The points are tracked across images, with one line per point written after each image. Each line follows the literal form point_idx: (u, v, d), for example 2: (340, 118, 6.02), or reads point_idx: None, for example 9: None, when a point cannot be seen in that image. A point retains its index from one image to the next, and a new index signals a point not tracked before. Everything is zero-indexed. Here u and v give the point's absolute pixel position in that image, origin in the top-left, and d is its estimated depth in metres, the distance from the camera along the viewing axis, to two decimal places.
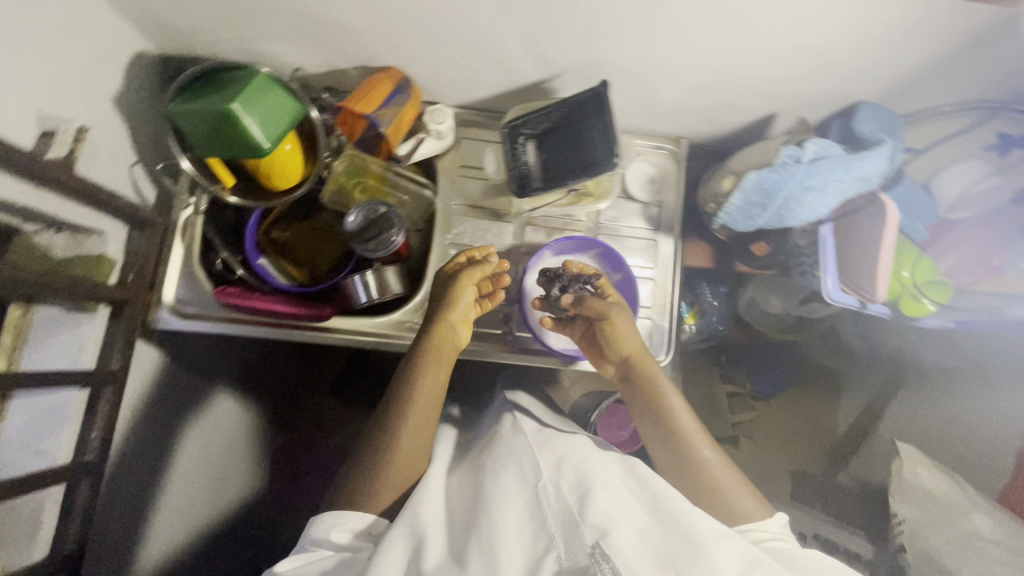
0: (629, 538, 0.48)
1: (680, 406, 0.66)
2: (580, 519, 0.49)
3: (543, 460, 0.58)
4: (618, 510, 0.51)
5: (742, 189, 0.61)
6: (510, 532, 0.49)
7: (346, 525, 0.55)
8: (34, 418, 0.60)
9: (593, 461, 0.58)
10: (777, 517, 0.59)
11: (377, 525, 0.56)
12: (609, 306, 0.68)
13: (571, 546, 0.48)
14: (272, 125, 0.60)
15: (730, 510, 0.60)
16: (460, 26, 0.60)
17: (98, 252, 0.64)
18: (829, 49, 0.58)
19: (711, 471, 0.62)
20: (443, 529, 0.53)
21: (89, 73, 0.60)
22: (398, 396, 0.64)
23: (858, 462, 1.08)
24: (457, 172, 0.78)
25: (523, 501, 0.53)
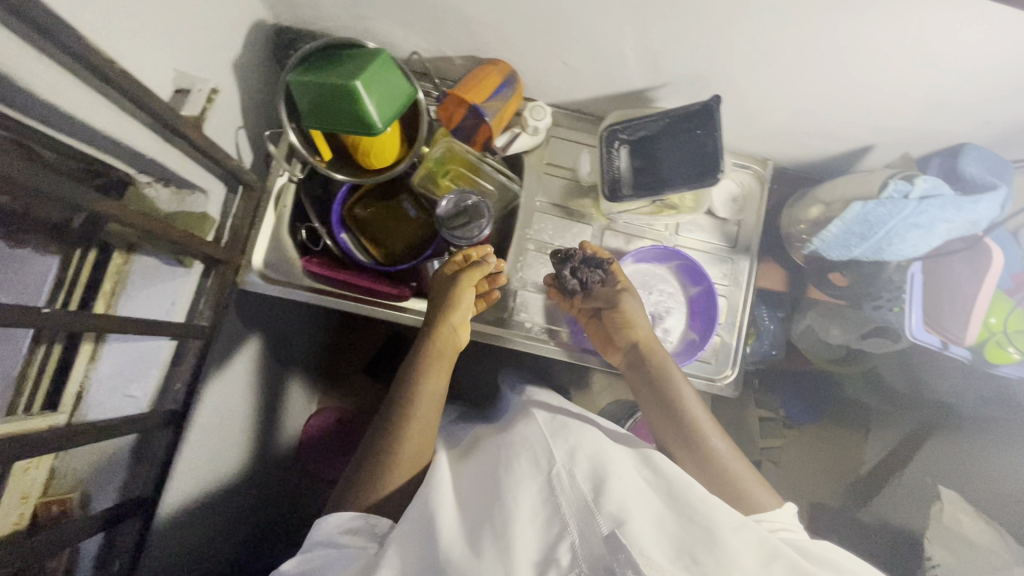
0: (647, 527, 0.46)
1: (691, 395, 0.66)
2: (595, 507, 0.47)
3: (557, 449, 0.55)
4: (636, 502, 0.49)
5: (843, 219, 0.61)
6: (523, 516, 0.48)
7: (346, 524, 0.55)
8: (124, 362, 0.63)
9: (606, 452, 0.56)
10: (789, 509, 0.59)
11: (384, 528, 0.55)
12: (620, 293, 0.69)
13: (586, 534, 0.45)
14: (385, 108, 0.61)
15: (742, 497, 0.60)
16: (579, 25, 0.61)
17: (202, 210, 0.66)
18: (947, 87, 0.58)
19: (723, 460, 0.62)
20: (453, 513, 0.52)
21: (217, 36, 0.62)
22: (400, 397, 0.63)
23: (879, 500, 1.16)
24: (543, 169, 0.79)
25: (536, 486, 0.51)
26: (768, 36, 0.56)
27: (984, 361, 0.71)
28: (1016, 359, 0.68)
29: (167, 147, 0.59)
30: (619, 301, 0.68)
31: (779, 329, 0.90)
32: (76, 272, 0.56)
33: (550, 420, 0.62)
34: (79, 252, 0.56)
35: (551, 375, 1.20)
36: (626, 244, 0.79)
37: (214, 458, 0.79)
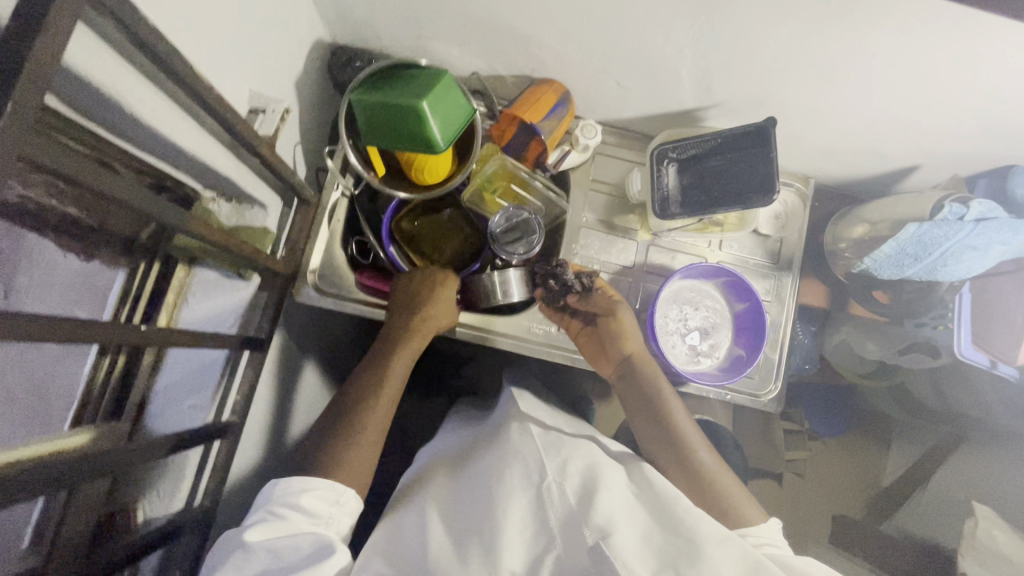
0: (628, 538, 0.49)
1: (677, 408, 0.68)
2: (581, 520, 0.50)
3: (549, 461, 0.57)
4: (621, 514, 0.51)
5: (897, 240, 0.62)
6: (513, 528, 0.51)
7: (314, 493, 0.55)
8: (184, 374, 0.64)
9: (598, 464, 0.58)
10: (773, 524, 0.60)
11: (345, 498, 0.56)
12: (615, 303, 0.71)
13: (572, 548, 0.49)
14: (449, 127, 0.63)
15: (728, 511, 0.61)
16: (640, 49, 0.63)
17: (261, 224, 0.67)
18: (1002, 112, 0.59)
19: (708, 472, 0.64)
20: (443, 525, 0.54)
21: (283, 55, 0.64)
22: (367, 380, 0.65)
23: (904, 514, 1.16)
24: (589, 185, 0.80)
25: (526, 499, 0.53)
26: (827, 62, 0.58)
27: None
28: None
29: (237, 164, 0.60)
30: (615, 312, 0.71)
31: (813, 346, 0.89)
32: (141, 285, 0.57)
33: (544, 434, 0.63)
34: (142, 266, 0.57)
35: (579, 386, 1.20)
36: (672, 260, 0.80)
37: (259, 468, 0.79)
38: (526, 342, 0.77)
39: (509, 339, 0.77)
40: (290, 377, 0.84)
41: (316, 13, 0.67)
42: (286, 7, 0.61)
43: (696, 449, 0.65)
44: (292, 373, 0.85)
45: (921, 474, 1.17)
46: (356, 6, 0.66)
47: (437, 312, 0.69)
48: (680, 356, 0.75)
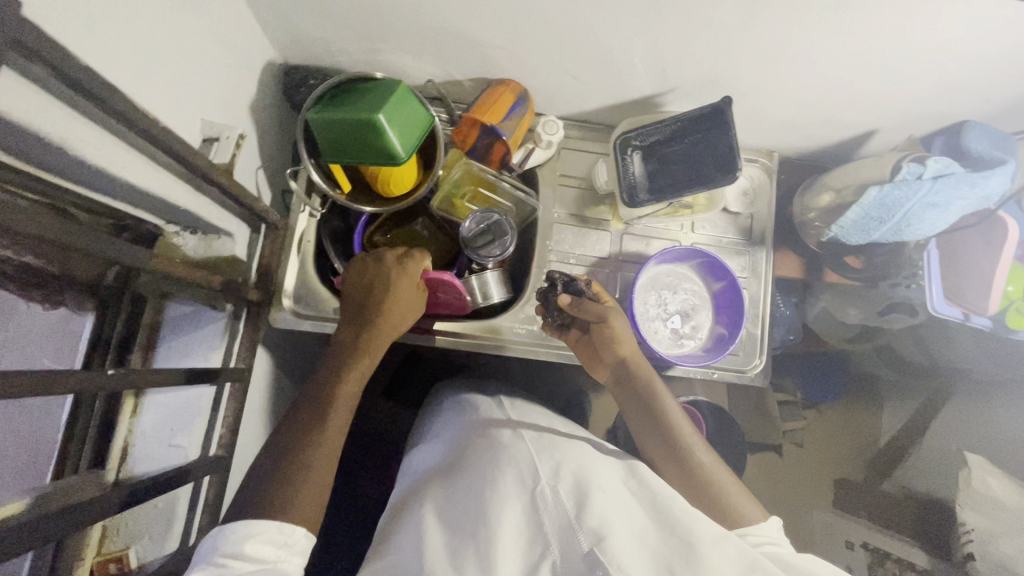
0: (623, 539, 0.49)
1: (673, 406, 0.68)
2: (575, 524, 0.50)
3: (543, 464, 0.58)
4: (616, 519, 0.51)
5: (860, 204, 0.63)
6: (507, 535, 0.51)
7: (263, 537, 0.48)
8: (167, 414, 0.62)
9: (590, 466, 0.58)
10: (773, 521, 0.59)
11: (296, 536, 0.50)
12: (608, 310, 0.68)
13: (568, 551, 0.49)
14: (408, 138, 0.63)
15: (725, 511, 0.60)
16: (590, 41, 0.63)
17: (231, 253, 0.66)
18: (951, 70, 0.60)
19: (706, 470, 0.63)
20: (440, 531, 0.54)
21: (232, 81, 0.63)
22: (315, 398, 0.59)
23: (904, 470, 1.19)
24: (557, 181, 0.80)
25: (519, 504, 0.54)
26: (774, 39, 0.58)
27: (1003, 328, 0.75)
28: None
29: (197, 196, 0.60)
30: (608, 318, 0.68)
31: (796, 314, 0.91)
32: (112, 329, 0.56)
33: (537, 438, 0.64)
34: (112, 309, 0.56)
35: (572, 379, 1.21)
36: (646, 246, 0.80)
37: None
38: (511, 344, 0.77)
39: (495, 343, 0.76)
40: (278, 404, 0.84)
41: (262, 36, 0.67)
42: (230, 33, 0.60)
43: (693, 448, 0.64)
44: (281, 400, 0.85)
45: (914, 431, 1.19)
46: (302, 24, 0.65)
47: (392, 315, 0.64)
48: (665, 342, 0.76)
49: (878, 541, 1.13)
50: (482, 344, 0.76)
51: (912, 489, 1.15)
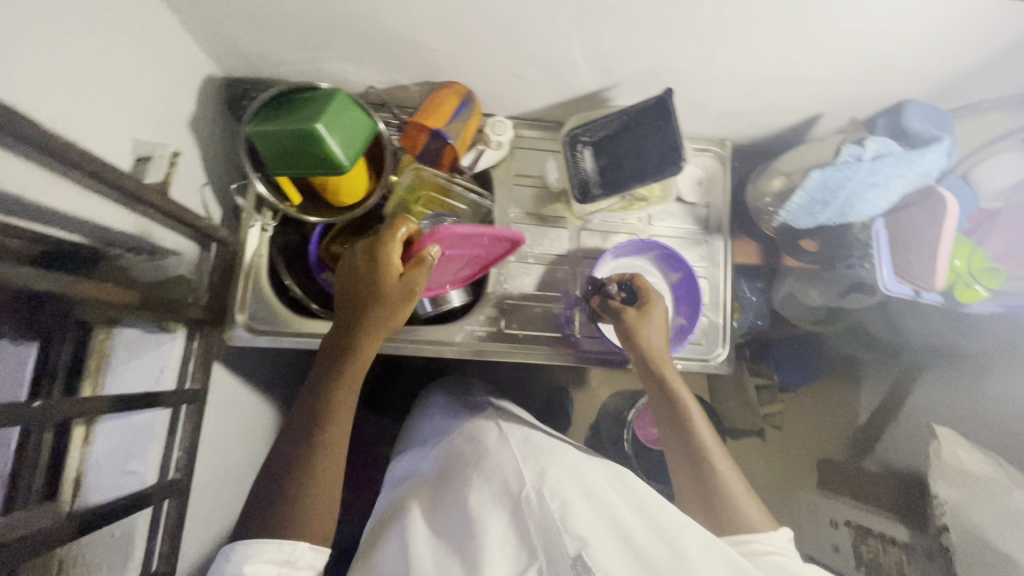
0: (606, 544, 0.48)
1: (695, 410, 0.67)
2: (560, 529, 0.49)
3: (527, 469, 0.57)
4: (601, 527, 0.50)
5: (805, 188, 0.65)
6: (493, 544, 0.50)
7: (265, 556, 0.49)
8: (119, 440, 0.61)
9: (579, 472, 0.57)
10: (781, 532, 0.59)
11: (297, 553, 0.51)
12: (633, 313, 0.69)
13: (554, 557, 0.47)
14: (349, 145, 0.62)
15: (729, 521, 0.60)
16: (529, 39, 0.62)
17: (178, 272, 0.65)
18: (886, 50, 0.61)
19: (717, 477, 0.62)
20: (427, 544, 0.53)
21: (167, 97, 0.62)
22: (314, 408, 0.58)
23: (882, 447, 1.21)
24: (512, 180, 0.80)
25: (505, 514, 0.53)
26: (709, 26, 0.58)
27: (955, 304, 0.73)
28: (983, 296, 0.71)
29: (136, 217, 0.59)
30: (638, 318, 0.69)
31: (761, 300, 0.98)
32: (60, 356, 0.55)
33: (524, 442, 0.63)
34: (66, 334, 0.55)
35: (548, 376, 1.20)
36: (604, 241, 0.81)
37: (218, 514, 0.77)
38: (474, 346, 0.76)
39: (457, 348, 0.76)
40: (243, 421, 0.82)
41: (198, 51, 0.66)
42: (161, 49, 0.59)
43: (710, 455, 0.64)
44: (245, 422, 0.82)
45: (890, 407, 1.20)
46: (238, 37, 0.64)
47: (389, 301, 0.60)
48: None
49: (859, 518, 1.13)
50: (443, 351, 0.75)
51: (890, 464, 1.17)
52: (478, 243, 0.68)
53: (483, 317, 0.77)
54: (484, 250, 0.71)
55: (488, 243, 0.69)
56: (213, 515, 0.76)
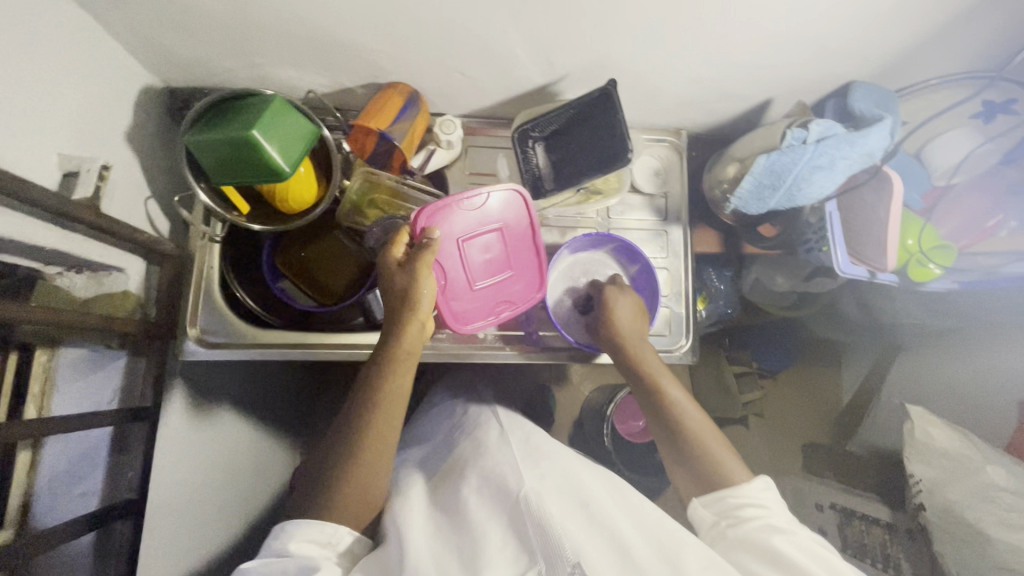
0: (603, 557, 0.48)
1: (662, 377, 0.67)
2: (559, 532, 0.48)
3: (528, 474, 0.56)
4: (597, 539, 0.50)
5: (753, 173, 0.65)
6: (489, 549, 0.49)
7: (306, 536, 0.52)
8: (68, 462, 0.60)
9: (583, 482, 0.57)
10: (756, 482, 0.59)
11: (337, 539, 0.53)
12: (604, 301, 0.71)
13: (552, 562, 0.46)
14: (289, 150, 0.61)
15: (711, 482, 0.60)
16: (468, 36, 0.62)
17: (122, 289, 0.64)
18: (826, 34, 0.60)
19: (693, 439, 0.62)
20: (422, 541, 0.52)
21: (100, 110, 0.60)
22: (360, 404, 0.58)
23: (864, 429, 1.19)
24: (467, 180, 0.80)
25: (503, 515, 0.52)
26: (644, 15, 0.58)
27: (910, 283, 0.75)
28: (937, 274, 0.73)
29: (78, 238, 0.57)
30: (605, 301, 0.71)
31: (731, 288, 0.99)
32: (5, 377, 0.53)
33: (524, 442, 0.64)
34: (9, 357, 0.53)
35: (527, 374, 1.20)
36: (562, 237, 0.80)
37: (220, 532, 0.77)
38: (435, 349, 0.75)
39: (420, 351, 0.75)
40: None
41: (133, 62, 0.65)
42: (91, 62, 0.58)
43: (686, 419, 0.64)
44: None
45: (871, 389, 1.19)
46: (172, 46, 0.63)
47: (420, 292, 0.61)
48: None
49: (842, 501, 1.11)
50: None
51: (874, 445, 1.16)
52: (479, 215, 0.68)
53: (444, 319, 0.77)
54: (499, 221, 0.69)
55: (488, 203, 0.68)
56: (220, 517, 0.77)
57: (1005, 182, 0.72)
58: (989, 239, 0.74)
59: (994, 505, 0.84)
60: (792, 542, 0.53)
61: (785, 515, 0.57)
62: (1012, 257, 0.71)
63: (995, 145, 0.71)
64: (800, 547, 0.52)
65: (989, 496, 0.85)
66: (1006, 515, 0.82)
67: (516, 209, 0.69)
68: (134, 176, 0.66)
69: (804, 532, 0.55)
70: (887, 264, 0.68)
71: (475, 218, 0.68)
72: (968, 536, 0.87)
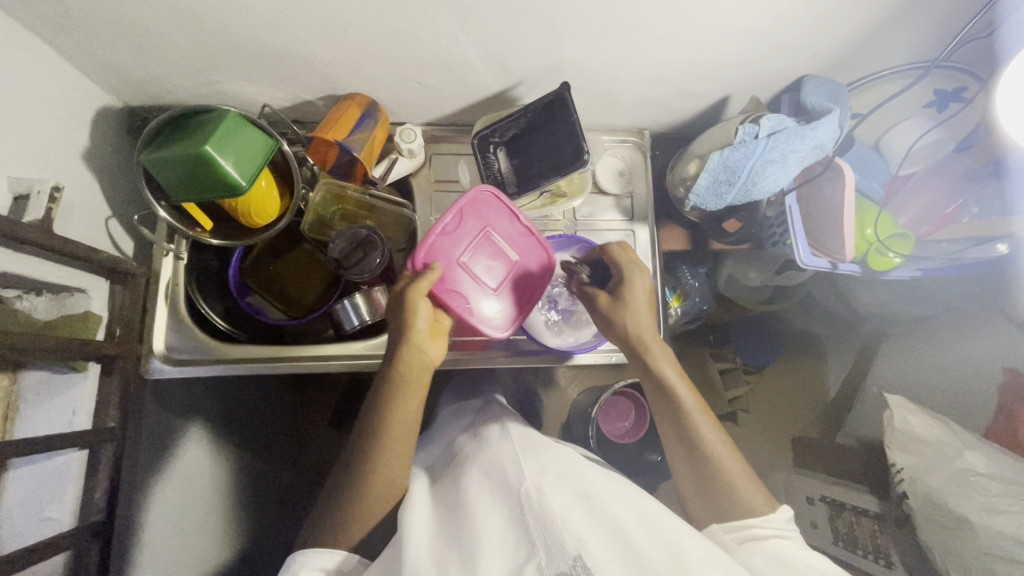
0: (604, 548, 0.46)
1: (682, 385, 0.64)
2: (559, 526, 0.47)
3: (528, 466, 0.56)
4: (596, 528, 0.49)
5: (707, 170, 0.68)
6: (488, 544, 0.48)
7: (316, 564, 0.54)
8: (34, 487, 0.58)
9: (580, 473, 0.56)
10: (779, 513, 0.58)
11: (344, 561, 0.56)
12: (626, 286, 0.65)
13: (553, 554, 0.45)
14: (245, 163, 0.61)
15: (727, 504, 0.59)
16: (419, 45, 0.62)
17: (84, 310, 0.63)
18: (771, 30, 0.61)
19: (712, 456, 0.61)
20: (426, 545, 0.51)
21: (55, 132, 0.61)
22: (371, 428, 0.60)
23: (854, 419, 1.15)
24: (433, 188, 0.81)
25: (506, 508, 0.51)
26: (590, 18, 0.58)
27: (873, 272, 0.80)
28: (898, 262, 0.77)
29: (35, 260, 0.57)
30: (624, 296, 0.65)
31: (707, 285, 1.00)
32: None
33: (523, 437, 0.64)
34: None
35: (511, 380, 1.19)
36: None
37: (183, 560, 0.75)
38: None
39: None
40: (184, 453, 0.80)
41: (89, 83, 0.65)
42: (43, 84, 0.59)
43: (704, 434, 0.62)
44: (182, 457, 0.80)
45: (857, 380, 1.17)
46: (128, 66, 0.63)
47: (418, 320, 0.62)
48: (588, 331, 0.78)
49: (834, 492, 1.05)
50: (370, 364, 0.76)
51: (861, 437, 1.12)
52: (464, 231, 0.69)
53: None
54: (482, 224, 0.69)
55: (464, 216, 0.68)
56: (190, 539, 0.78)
57: (959, 170, 0.75)
58: (949, 224, 0.78)
59: (971, 489, 0.83)
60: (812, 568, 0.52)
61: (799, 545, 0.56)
62: (970, 242, 0.75)
63: (944, 131, 0.76)
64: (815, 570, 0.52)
65: (967, 482, 0.83)
66: (987, 499, 0.80)
67: (489, 207, 0.69)
68: (94, 196, 0.67)
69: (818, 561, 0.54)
70: (845, 255, 0.72)
71: (461, 237, 0.68)
72: (948, 523, 0.85)
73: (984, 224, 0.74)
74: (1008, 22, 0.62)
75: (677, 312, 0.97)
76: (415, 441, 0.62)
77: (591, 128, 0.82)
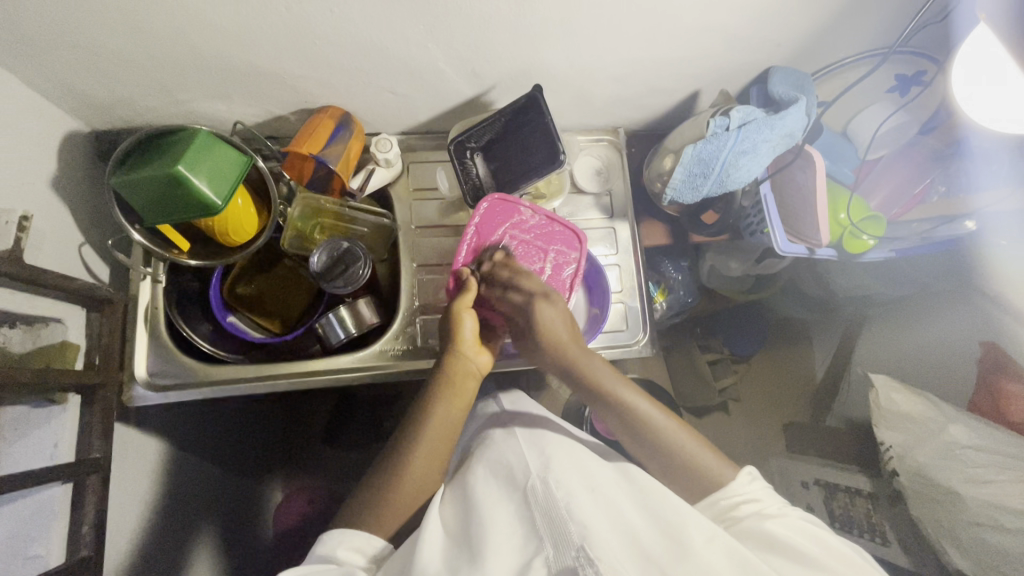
0: (611, 535, 0.48)
1: (646, 407, 0.63)
2: (565, 517, 0.48)
3: (532, 460, 0.58)
4: (602, 517, 0.50)
5: (683, 163, 0.70)
6: (498, 540, 0.49)
7: (353, 543, 0.54)
8: (18, 525, 0.54)
9: (580, 464, 0.57)
10: (744, 476, 0.59)
11: (381, 550, 0.55)
12: (532, 303, 0.65)
13: (559, 548, 0.46)
14: (220, 181, 0.60)
15: (692, 476, 0.60)
16: (392, 54, 0.62)
17: (62, 339, 0.61)
18: (735, 25, 0.62)
19: (663, 441, 0.62)
20: (442, 541, 0.51)
21: (24, 159, 0.60)
22: (410, 424, 0.63)
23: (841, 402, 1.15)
24: (412, 197, 0.80)
25: (512, 504, 0.53)
26: (559, 20, 0.59)
27: (848, 254, 0.82)
28: (870, 245, 0.79)
29: (5, 291, 0.55)
30: (530, 317, 0.65)
31: (689, 278, 1.02)
32: None
33: (527, 431, 0.65)
34: None
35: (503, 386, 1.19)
36: None
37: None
38: (393, 368, 0.75)
39: (378, 372, 0.74)
40: (172, 479, 0.78)
41: (53, 108, 0.64)
42: (7, 111, 0.57)
43: (647, 419, 0.62)
44: (171, 485, 0.78)
45: (842, 363, 1.17)
46: (93, 89, 0.62)
47: (466, 333, 0.66)
48: None
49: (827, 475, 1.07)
50: (359, 379, 0.74)
51: (850, 418, 1.12)
52: (491, 237, 0.72)
53: (400, 337, 0.76)
54: (510, 230, 0.73)
55: (482, 234, 0.72)
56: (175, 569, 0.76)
57: (926, 151, 0.78)
58: (919, 204, 0.81)
59: (958, 462, 0.83)
60: (785, 524, 0.53)
61: (775, 500, 0.57)
62: (939, 222, 0.80)
63: (908, 114, 0.79)
64: (795, 530, 0.52)
65: (955, 455, 0.84)
66: (974, 471, 0.82)
67: (513, 214, 0.72)
68: (65, 223, 0.65)
69: (796, 513, 0.55)
70: (821, 240, 0.75)
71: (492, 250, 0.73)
72: (940, 497, 0.86)
73: (948, 202, 0.78)
74: (960, 7, 0.65)
75: (662, 307, 0.99)
76: (452, 444, 0.64)
77: (566, 130, 0.83)
